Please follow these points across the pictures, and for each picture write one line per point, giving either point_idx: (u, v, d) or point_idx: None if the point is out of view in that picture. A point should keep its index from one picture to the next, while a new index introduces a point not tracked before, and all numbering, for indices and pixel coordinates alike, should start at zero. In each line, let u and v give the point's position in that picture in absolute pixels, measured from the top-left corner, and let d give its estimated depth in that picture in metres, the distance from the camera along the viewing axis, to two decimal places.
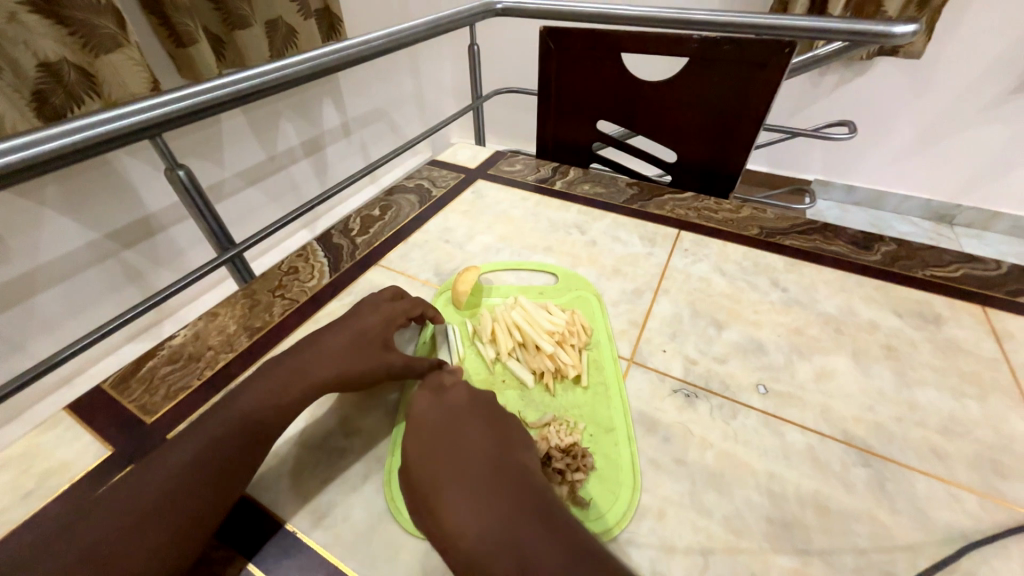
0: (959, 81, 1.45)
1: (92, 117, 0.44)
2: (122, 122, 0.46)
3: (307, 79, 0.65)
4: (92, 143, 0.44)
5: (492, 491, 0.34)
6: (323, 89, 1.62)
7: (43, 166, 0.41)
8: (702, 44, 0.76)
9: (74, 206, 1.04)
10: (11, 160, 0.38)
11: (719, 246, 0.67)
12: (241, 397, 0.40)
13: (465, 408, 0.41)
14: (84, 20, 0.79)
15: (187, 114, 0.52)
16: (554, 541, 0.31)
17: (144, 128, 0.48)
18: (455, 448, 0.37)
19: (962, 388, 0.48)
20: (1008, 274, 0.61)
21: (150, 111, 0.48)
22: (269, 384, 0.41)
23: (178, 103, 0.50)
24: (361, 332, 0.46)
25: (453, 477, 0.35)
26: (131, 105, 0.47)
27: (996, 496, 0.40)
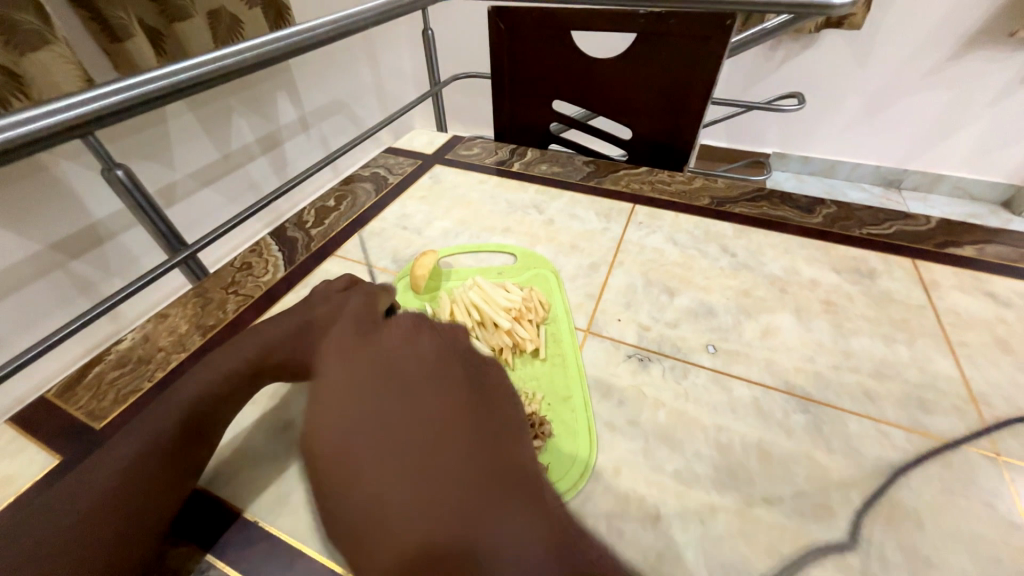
0: (900, 51, 1.52)
1: (19, 114, 0.41)
2: (54, 119, 0.43)
3: (255, 70, 0.63)
4: (23, 142, 0.42)
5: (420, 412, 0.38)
6: (276, 81, 1.56)
7: None
8: (648, 19, 0.78)
9: (10, 217, 0.98)
10: None
11: (673, 218, 0.69)
12: (184, 389, 0.39)
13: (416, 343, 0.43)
14: (5, 15, 0.73)
15: (125, 109, 0.50)
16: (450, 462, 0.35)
17: (77, 126, 0.46)
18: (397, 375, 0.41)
19: (893, 335, 0.52)
20: (937, 229, 0.65)
21: (84, 107, 0.45)
22: (212, 375, 0.40)
23: (114, 98, 0.48)
24: (309, 317, 0.45)
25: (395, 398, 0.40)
26: (61, 101, 0.44)
27: (919, 429, 0.43)
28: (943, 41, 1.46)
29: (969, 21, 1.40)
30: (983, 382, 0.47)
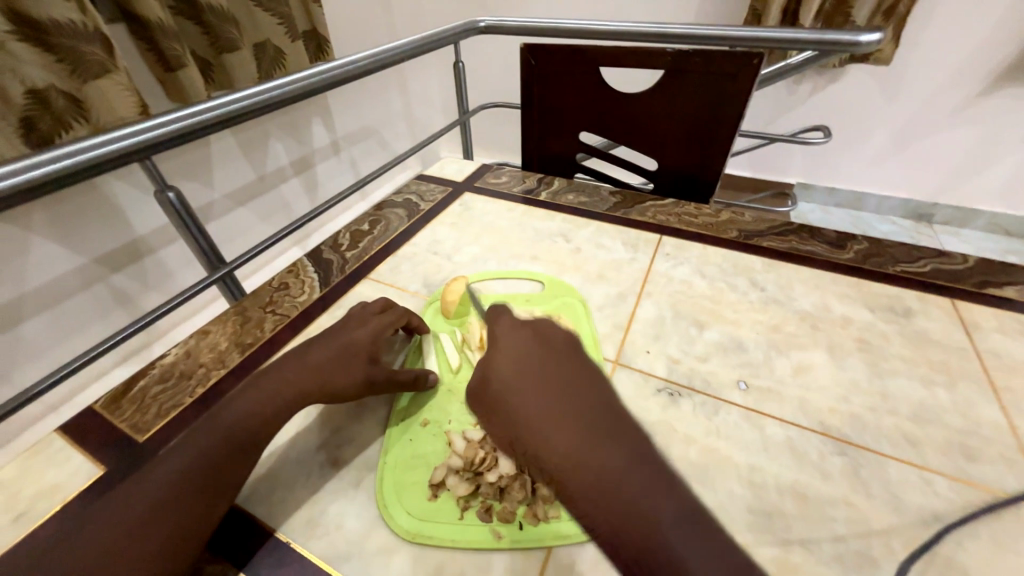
0: (927, 85, 1.51)
1: (86, 141, 0.46)
2: (114, 146, 0.47)
3: (297, 99, 0.67)
4: (87, 165, 0.46)
5: (579, 415, 0.36)
6: (313, 108, 1.65)
7: (41, 189, 0.43)
8: (675, 57, 0.80)
9: (62, 231, 1.04)
10: (9, 184, 0.40)
11: (700, 250, 0.69)
12: (229, 407, 0.41)
13: (539, 350, 0.42)
14: (73, 47, 0.80)
15: (180, 136, 0.54)
16: (622, 448, 0.34)
17: (136, 151, 0.50)
18: (549, 383, 0.38)
19: (932, 377, 0.50)
20: (974, 268, 0.64)
21: (141, 134, 0.50)
22: (257, 394, 0.42)
23: (170, 126, 0.52)
24: (348, 341, 0.48)
25: (550, 401, 0.37)
26: (122, 129, 0.49)
27: (966, 479, 0.41)
28: (970, 76, 1.45)
29: (998, 57, 1.40)
30: None
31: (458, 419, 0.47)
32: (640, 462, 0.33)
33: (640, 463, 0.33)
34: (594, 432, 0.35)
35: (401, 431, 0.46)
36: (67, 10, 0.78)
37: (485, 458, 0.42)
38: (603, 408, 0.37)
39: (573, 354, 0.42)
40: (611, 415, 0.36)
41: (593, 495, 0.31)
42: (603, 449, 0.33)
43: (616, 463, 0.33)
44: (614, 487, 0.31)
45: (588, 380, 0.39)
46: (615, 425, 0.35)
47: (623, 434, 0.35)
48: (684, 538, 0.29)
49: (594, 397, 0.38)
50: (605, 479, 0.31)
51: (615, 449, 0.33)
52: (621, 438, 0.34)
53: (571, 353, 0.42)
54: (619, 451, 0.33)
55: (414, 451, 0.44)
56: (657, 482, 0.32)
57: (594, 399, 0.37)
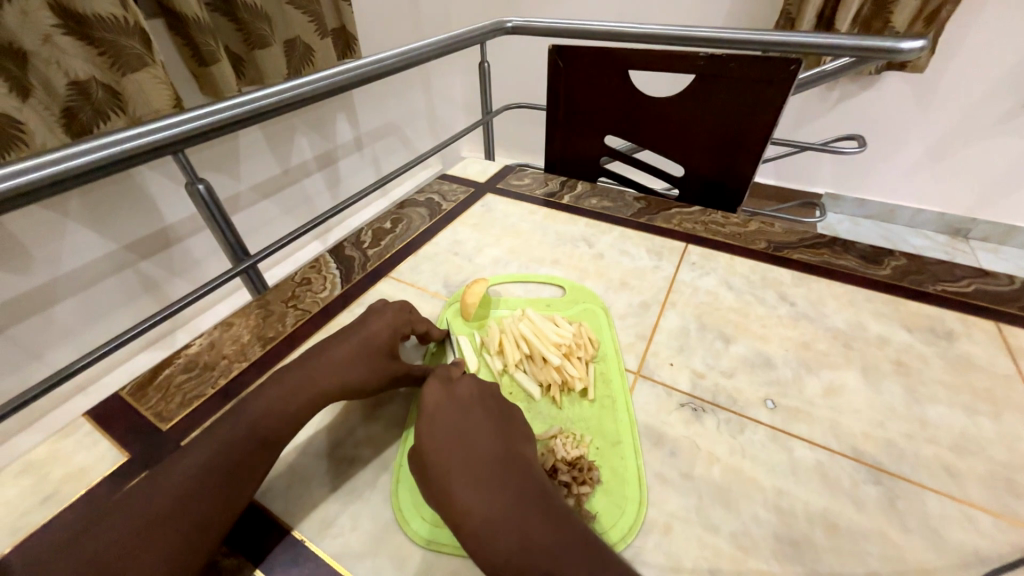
0: (970, 95, 1.45)
1: (123, 133, 0.47)
2: (148, 138, 0.48)
3: (325, 96, 0.68)
4: (122, 156, 0.47)
5: (484, 468, 0.37)
6: (338, 104, 1.67)
7: (78, 179, 0.44)
8: (709, 61, 0.78)
9: (95, 217, 1.07)
10: (47, 172, 0.41)
11: (726, 260, 0.67)
12: (254, 401, 0.42)
13: (457, 400, 0.42)
14: (114, 41, 0.82)
15: (211, 131, 0.54)
16: (518, 499, 0.35)
17: (170, 144, 0.51)
18: (458, 439, 0.39)
19: (975, 406, 0.47)
20: (1022, 290, 0.60)
21: (175, 128, 0.50)
22: (281, 390, 0.42)
23: (203, 119, 0.53)
24: (369, 340, 0.48)
25: (460, 456, 0.38)
26: (154, 123, 0.49)
27: (1011, 517, 0.39)
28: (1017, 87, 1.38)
29: None
30: None
31: None
32: (537, 508, 0.35)
33: (536, 511, 0.34)
34: (498, 485, 0.36)
35: None
36: (110, 5, 0.79)
37: None
38: (508, 454, 0.38)
39: (486, 403, 0.43)
40: (515, 460, 0.38)
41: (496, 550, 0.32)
42: (507, 502, 0.35)
43: (516, 510, 0.34)
44: (506, 539, 0.33)
45: (498, 428, 0.41)
46: (517, 473, 0.37)
47: (526, 482, 0.36)
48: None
49: (499, 447, 0.39)
50: (500, 532, 0.33)
51: (513, 501, 0.35)
52: (524, 489, 0.36)
53: (485, 404, 0.43)
54: (516, 504, 0.35)
55: None
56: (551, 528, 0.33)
57: (501, 450, 0.39)
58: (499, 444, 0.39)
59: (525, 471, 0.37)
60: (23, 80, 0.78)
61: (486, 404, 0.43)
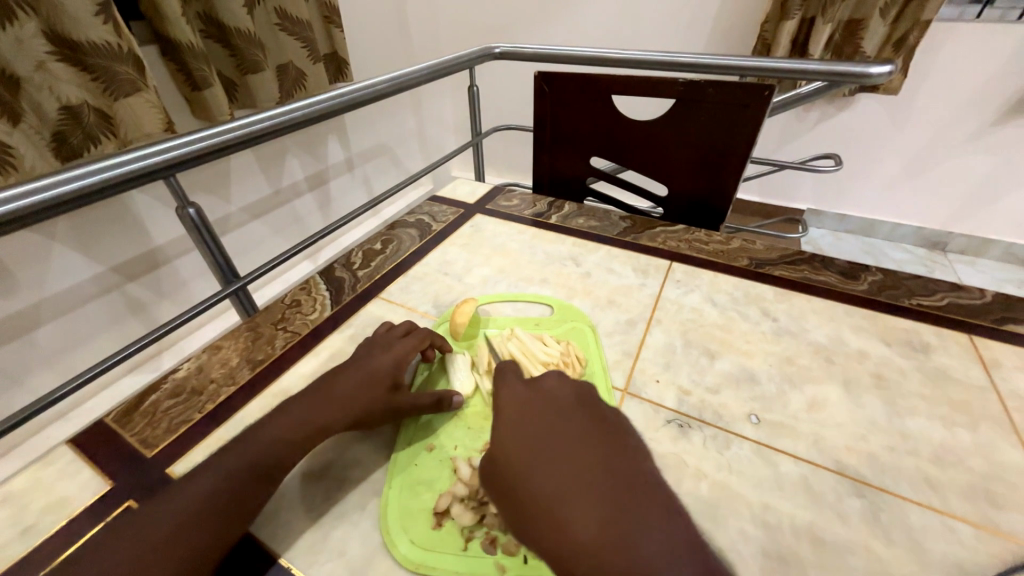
0: (939, 115, 1.52)
1: (117, 158, 0.48)
2: (142, 162, 0.49)
3: (317, 120, 0.69)
4: (116, 181, 0.48)
5: (575, 475, 0.36)
6: (330, 126, 1.69)
7: (71, 203, 0.45)
8: (688, 87, 0.81)
9: (83, 240, 1.07)
10: (42, 198, 0.42)
11: (710, 277, 0.69)
12: (258, 431, 0.42)
13: (540, 409, 0.43)
14: (108, 67, 0.84)
15: (205, 154, 0.56)
16: (615, 507, 0.34)
17: (162, 169, 0.52)
18: (544, 446, 0.39)
19: (952, 417, 0.49)
20: (992, 303, 0.63)
21: (169, 153, 0.52)
22: (286, 420, 0.43)
23: (197, 144, 0.54)
24: (373, 369, 0.48)
25: (548, 464, 0.37)
26: (150, 147, 0.50)
27: (990, 527, 0.40)
28: (981, 108, 1.46)
29: (1009, 89, 1.40)
30: None
31: (463, 445, 0.47)
32: (637, 517, 0.33)
33: (634, 519, 0.33)
34: (593, 493, 0.35)
35: (408, 455, 0.45)
36: (105, 32, 0.81)
37: None
38: (597, 461, 0.37)
39: (572, 411, 0.43)
40: (607, 468, 0.37)
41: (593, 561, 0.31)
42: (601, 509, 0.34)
43: (612, 518, 0.33)
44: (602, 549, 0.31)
45: (586, 436, 0.40)
46: (611, 480, 0.36)
47: (621, 491, 0.35)
48: None
49: (588, 455, 0.38)
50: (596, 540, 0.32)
51: (609, 510, 0.34)
52: (618, 497, 0.35)
53: (567, 409, 0.43)
54: (612, 512, 0.33)
55: (418, 477, 0.44)
56: (653, 535, 0.32)
57: (591, 457, 0.38)
58: (591, 451, 0.38)
59: (617, 478, 0.36)
60: (15, 106, 0.79)
61: (572, 411, 0.43)
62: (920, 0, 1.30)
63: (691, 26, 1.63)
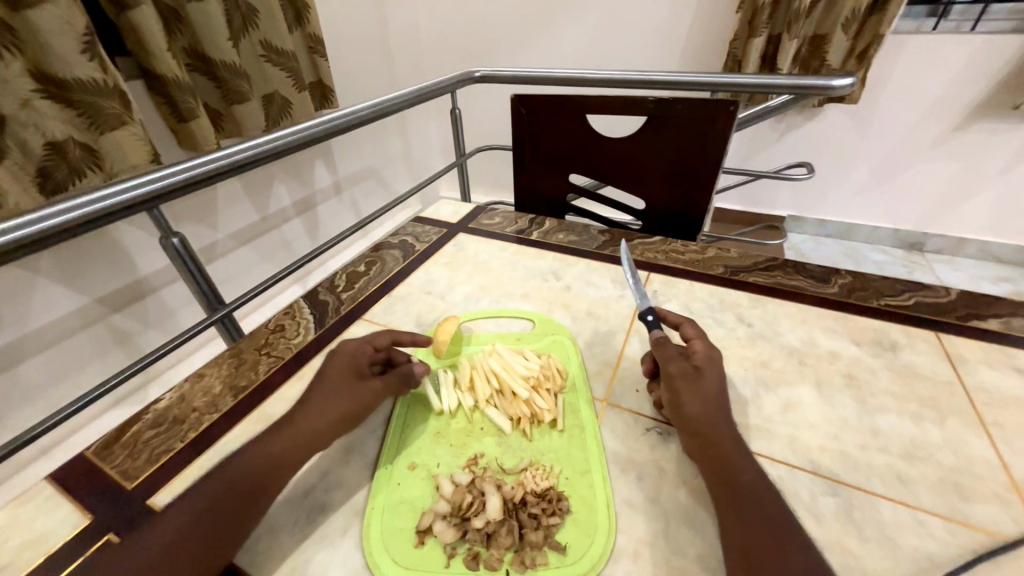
0: (905, 121, 1.58)
1: (108, 189, 0.49)
2: (134, 193, 0.51)
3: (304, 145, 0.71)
4: (108, 211, 0.49)
5: (719, 425, 0.43)
6: (316, 152, 1.72)
7: (63, 233, 0.46)
8: (658, 104, 0.84)
9: (67, 273, 1.06)
10: (36, 230, 0.44)
11: (686, 286, 0.71)
12: (239, 456, 0.41)
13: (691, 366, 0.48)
14: (94, 103, 0.85)
15: (195, 182, 0.58)
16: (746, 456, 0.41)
17: (153, 198, 0.53)
18: (698, 397, 0.45)
19: (920, 412, 0.50)
20: (957, 300, 0.65)
21: (160, 182, 0.53)
22: (265, 443, 0.42)
23: (188, 172, 0.56)
24: (344, 373, 0.49)
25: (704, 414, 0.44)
26: (142, 176, 0.52)
27: (960, 519, 0.41)
28: (944, 114, 1.52)
29: (968, 96, 1.47)
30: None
31: (445, 463, 0.47)
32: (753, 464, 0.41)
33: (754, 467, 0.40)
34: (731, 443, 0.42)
35: (390, 474, 0.46)
36: (90, 69, 0.82)
37: (472, 502, 0.41)
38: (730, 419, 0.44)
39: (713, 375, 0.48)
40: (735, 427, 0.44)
41: (732, 484, 0.39)
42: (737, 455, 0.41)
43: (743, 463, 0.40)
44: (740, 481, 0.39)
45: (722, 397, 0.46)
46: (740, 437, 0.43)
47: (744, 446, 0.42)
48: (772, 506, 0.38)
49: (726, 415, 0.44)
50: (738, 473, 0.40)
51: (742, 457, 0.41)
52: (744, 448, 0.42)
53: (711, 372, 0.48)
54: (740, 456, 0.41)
55: (400, 496, 0.44)
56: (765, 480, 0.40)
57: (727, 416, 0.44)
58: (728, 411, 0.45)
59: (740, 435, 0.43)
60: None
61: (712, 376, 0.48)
62: (878, 15, 1.37)
63: (664, 45, 1.70)
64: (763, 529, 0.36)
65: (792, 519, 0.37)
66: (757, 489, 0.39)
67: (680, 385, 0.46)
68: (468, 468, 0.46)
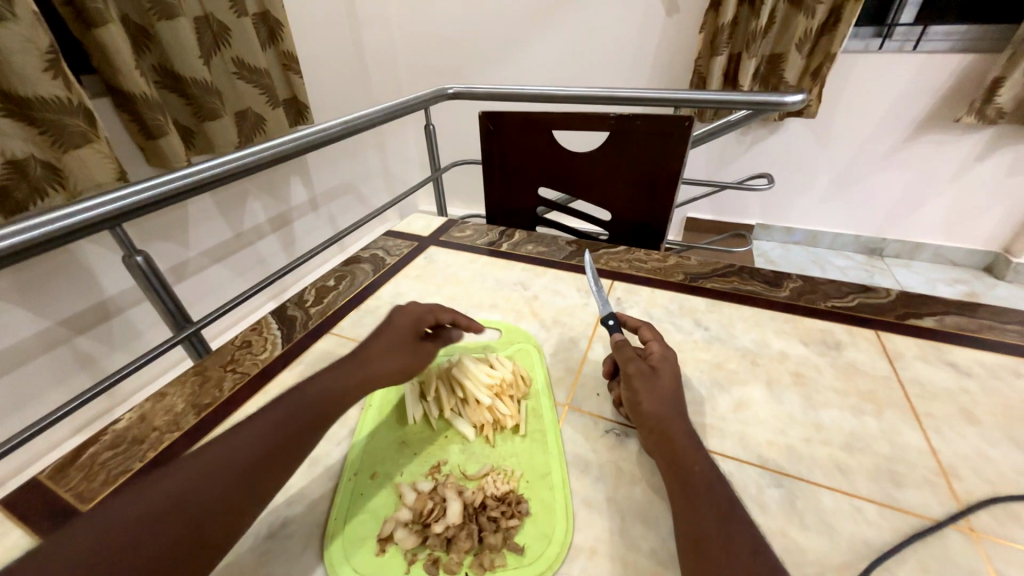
0: (858, 134, 1.68)
1: (83, 204, 0.50)
2: (110, 207, 0.52)
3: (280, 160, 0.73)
4: (81, 226, 0.50)
5: (671, 420, 0.45)
6: (292, 168, 1.71)
7: (36, 247, 0.47)
8: (619, 121, 0.88)
9: (28, 295, 1.03)
10: (10, 244, 0.44)
11: (648, 293, 0.74)
12: (238, 433, 0.39)
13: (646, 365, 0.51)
14: (57, 120, 0.84)
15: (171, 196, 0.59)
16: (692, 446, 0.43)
17: (129, 211, 0.54)
18: (651, 395, 0.47)
19: (861, 406, 0.54)
20: (896, 300, 0.70)
21: (137, 196, 0.55)
22: (266, 422, 0.40)
23: (164, 187, 0.57)
24: (402, 341, 0.52)
25: (656, 411, 0.46)
26: (117, 191, 0.53)
27: (893, 504, 0.44)
28: (892, 127, 1.63)
29: (913, 110, 1.58)
30: (952, 454, 0.48)
31: (409, 471, 0.48)
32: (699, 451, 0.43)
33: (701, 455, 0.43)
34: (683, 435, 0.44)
35: (353, 484, 0.46)
36: (53, 87, 0.82)
37: (433, 509, 0.42)
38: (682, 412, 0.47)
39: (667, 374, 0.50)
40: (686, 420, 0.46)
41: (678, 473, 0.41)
42: (686, 444, 0.44)
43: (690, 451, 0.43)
44: (684, 470, 0.41)
45: (673, 394, 0.48)
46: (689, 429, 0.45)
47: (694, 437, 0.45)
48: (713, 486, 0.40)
49: (677, 408, 0.47)
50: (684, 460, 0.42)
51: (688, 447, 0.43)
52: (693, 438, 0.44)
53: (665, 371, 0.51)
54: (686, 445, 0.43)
55: (363, 506, 0.45)
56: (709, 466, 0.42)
57: (679, 410, 0.47)
58: (679, 406, 0.47)
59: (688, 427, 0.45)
60: None
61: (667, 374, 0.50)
62: (829, 36, 1.46)
63: (633, 63, 1.77)
64: (705, 512, 0.38)
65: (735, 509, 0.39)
66: (702, 479, 0.40)
67: (637, 384, 0.49)
68: (431, 476, 0.47)
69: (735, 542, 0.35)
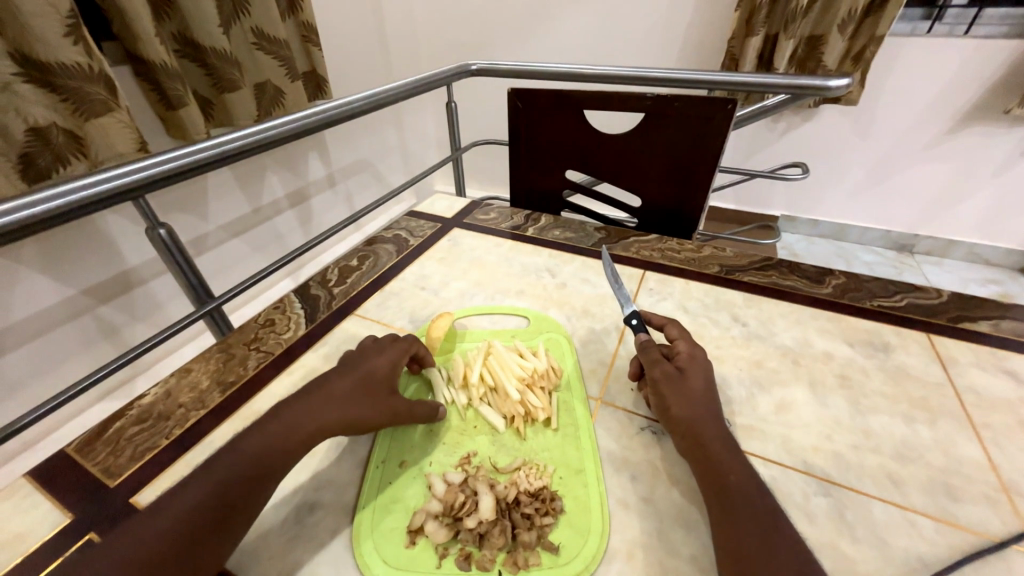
0: (900, 124, 1.59)
1: (109, 171, 0.49)
2: (135, 175, 0.50)
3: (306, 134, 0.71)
4: (110, 194, 0.49)
5: (710, 425, 0.43)
6: (310, 143, 1.69)
7: (65, 216, 0.46)
8: (655, 101, 0.83)
9: (52, 264, 1.04)
10: (37, 212, 0.43)
11: (682, 285, 0.71)
12: (182, 495, 0.36)
13: (683, 365, 0.48)
14: (77, 88, 0.82)
15: (198, 167, 0.57)
16: (735, 456, 0.41)
17: (153, 180, 0.53)
18: (689, 397, 0.45)
19: (912, 414, 0.51)
20: (948, 302, 0.66)
21: (161, 166, 0.53)
22: (257, 441, 0.40)
23: (192, 158, 0.56)
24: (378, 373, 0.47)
25: (696, 414, 0.44)
26: (142, 160, 0.52)
27: (949, 520, 0.41)
28: (938, 118, 1.54)
29: (963, 99, 1.48)
30: (1013, 469, 0.45)
31: (439, 461, 0.46)
32: (739, 460, 0.41)
33: (743, 464, 0.40)
34: (723, 442, 0.42)
35: (382, 472, 0.45)
36: (73, 54, 0.80)
37: (464, 502, 0.41)
38: (720, 418, 0.44)
39: (707, 376, 0.48)
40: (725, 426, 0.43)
41: (720, 482, 0.39)
42: (728, 454, 0.41)
43: (731, 462, 0.40)
44: (725, 476, 0.39)
45: (710, 397, 0.45)
46: (728, 436, 0.43)
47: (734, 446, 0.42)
48: (759, 498, 0.38)
49: (715, 416, 0.44)
50: (726, 471, 0.40)
51: (730, 456, 0.41)
52: (734, 448, 0.42)
53: (703, 372, 0.48)
54: (724, 451, 0.41)
55: (391, 496, 0.44)
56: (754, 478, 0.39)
57: (717, 416, 0.44)
58: (717, 412, 0.45)
59: (727, 435, 0.43)
60: None
61: (705, 376, 0.47)
62: (874, 17, 1.38)
63: (664, 42, 1.69)
64: (756, 529, 0.36)
65: (784, 521, 0.36)
66: (747, 490, 0.38)
67: (664, 389, 0.46)
68: (461, 466, 0.46)
69: (782, 559, 0.34)
